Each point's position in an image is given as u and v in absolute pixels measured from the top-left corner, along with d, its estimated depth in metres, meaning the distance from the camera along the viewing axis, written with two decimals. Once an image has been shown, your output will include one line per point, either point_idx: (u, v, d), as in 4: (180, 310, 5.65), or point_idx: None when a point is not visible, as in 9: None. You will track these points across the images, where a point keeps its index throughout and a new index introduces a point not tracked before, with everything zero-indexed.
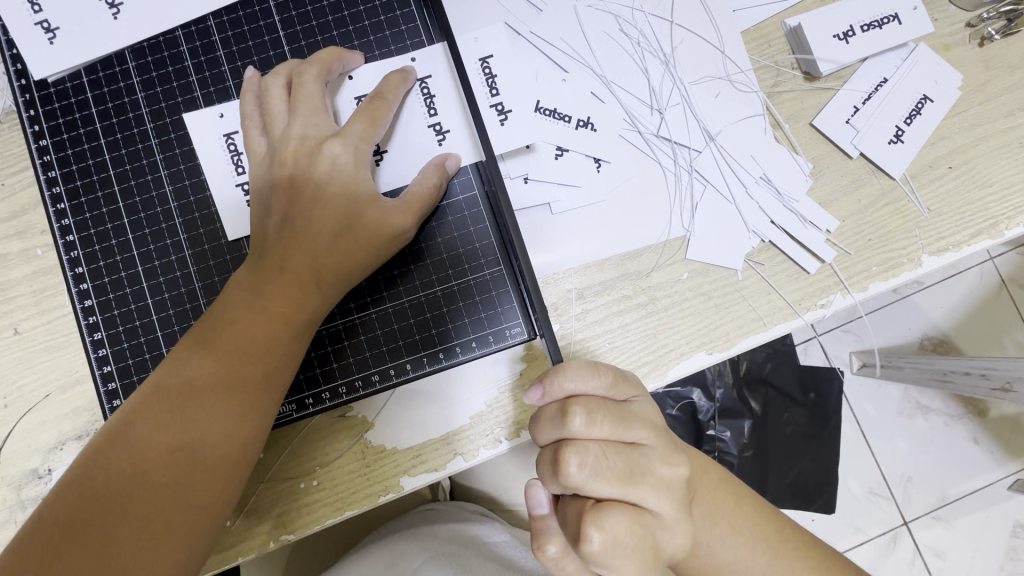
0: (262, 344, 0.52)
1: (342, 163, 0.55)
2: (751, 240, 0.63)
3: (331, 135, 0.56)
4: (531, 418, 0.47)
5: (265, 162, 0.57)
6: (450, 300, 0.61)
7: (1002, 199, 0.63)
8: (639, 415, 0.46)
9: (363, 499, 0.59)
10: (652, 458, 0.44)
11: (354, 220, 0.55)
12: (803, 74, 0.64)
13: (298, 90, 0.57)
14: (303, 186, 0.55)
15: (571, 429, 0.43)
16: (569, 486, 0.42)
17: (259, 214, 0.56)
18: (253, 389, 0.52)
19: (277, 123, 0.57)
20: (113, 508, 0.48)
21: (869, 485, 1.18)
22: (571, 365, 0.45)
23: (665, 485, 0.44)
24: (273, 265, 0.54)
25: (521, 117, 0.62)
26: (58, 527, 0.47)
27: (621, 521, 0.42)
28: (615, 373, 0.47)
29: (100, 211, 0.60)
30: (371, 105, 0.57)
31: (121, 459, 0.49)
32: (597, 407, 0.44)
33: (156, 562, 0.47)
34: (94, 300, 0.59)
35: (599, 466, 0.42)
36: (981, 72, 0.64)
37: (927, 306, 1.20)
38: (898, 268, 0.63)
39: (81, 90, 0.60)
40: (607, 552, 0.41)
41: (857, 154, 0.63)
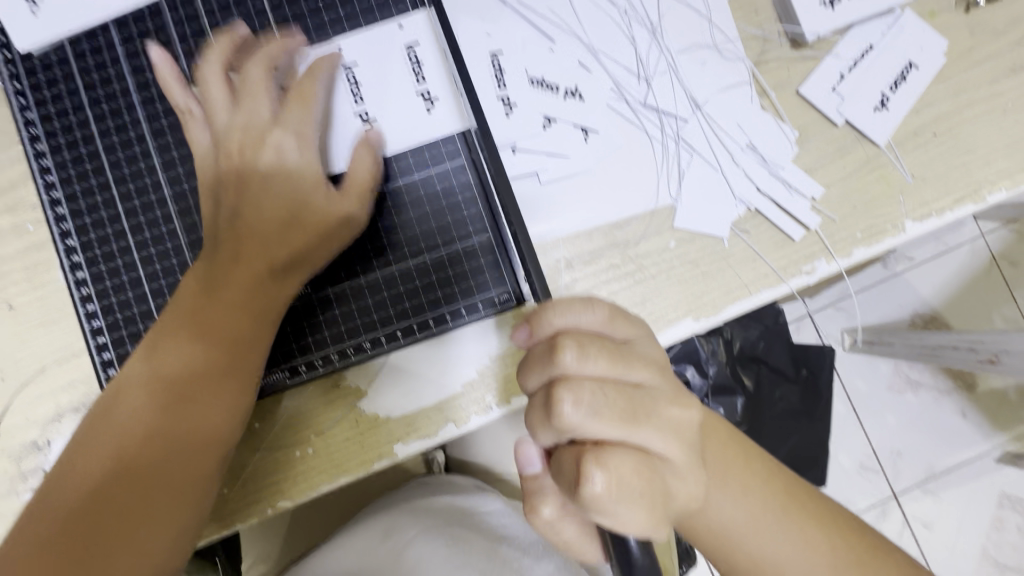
0: (252, 322, 0.54)
1: (287, 151, 0.56)
2: (737, 208, 0.63)
3: (270, 122, 0.57)
4: (518, 364, 0.46)
5: (211, 154, 0.57)
6: (439, 267, 0.61)
7: (986, 164, 0.63)
8: (640, 356, 0.45)
9: (358, 466, 0.60)
10: (657, 399, 0.43)
11: (302, 207, 0.56)
12: (789, 42, 0.65)
13: (243, 79, 0.57)
14: (250, 174, 0.56)
15: (562, 365, 0.41)
16: (565, 428, 0.40)
17: (211, 204, 0.57)
18: (247, 367, 0.53)
19: (218, 112, 0.57)
20: (111, 489, 0.48)
21: (860, 460, 1.21)
22: (560, 302, 0.45)
23: (671, 427, 0.43)
24: (245, 244, 0.55)
25: (516, 92, 0.63)
26: (56, 509, 0.48)
27: (624, 461, 0.40)
28: (613, 309, 0.47)
29: (89, 183, 0.60)
30: (298, 89, 0.57)
31: (118, 439, 0.50)
32: (590, 342, 0.43)
33: (159, 532, 0.49)
34: (86, 272, 0.59)
35: (596, 403, 0.40)
36: (967, 39, 0.65)
37: (917, 281, 1.22)
38: (882, 234, 0.63)
39: (65, 62, 0.60)
40: (611, 496, 0.39)
41: (842, 122, 0.64)
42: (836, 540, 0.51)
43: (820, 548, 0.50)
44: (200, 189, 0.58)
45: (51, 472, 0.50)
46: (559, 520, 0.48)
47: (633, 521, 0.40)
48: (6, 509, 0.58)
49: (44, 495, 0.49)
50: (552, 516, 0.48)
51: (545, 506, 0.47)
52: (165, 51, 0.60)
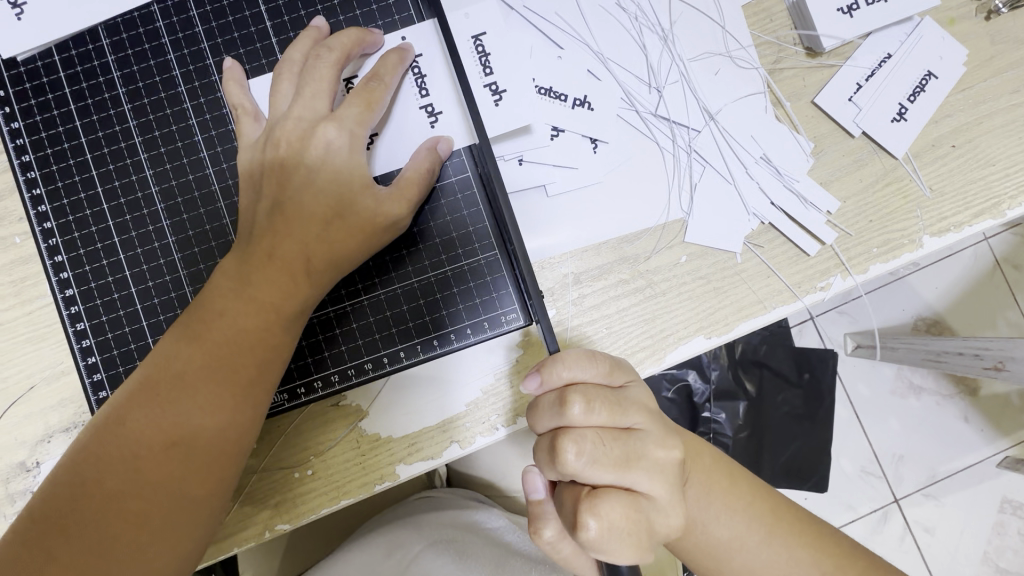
0: (254, 335, 0.51)
1: (336, 147, 0.53)
2: (750, 222, 0.61)
3: (325, 117, 0.54)
4: (527, 408, 0.45)
5: (259, 146, 0.55)
6: (443, 286, 0.59)
7: (1005, 177, 0.62)
8: (635, 400, 0.44)
9: (360, 488, 0.58)
10: (648, 441, 0.42)
11: (347, 208, 0.53)
12: (805, 51, 0.62)
13: (310, 71, 0.54)
14: (296, 172, 0.53)
15: (570, 417, 0.40)
16: (566, 474, 0.39)
17: (249, 202, 0.55)
18: (255, 388, 0.50)
19: (281, 103, 0.55)
20: (102, 512, 0.46)
21: (862, 465, 1.20)
22: (570, 354, 0.43)
23: (658, 469, 0.41)
24: (263, 251, 0.52)
25: (516, 97, 0.59)
26: (51, 523, 0.46)
27: (615, 506, 0.39)
28: (612, 360, 0.45)
29: (78, 196, 0.57)
30: (367, 87, 0.54)
31: (107, 459, 0.47)
32: (597, 394, 0.41)
33: (156, 559, 0.46)
34: (75, 290, 0.57)
35: (596, 452, 0.40)
36: (987, 47, 0.63)
37: (923, 288, 1.20)
38: (898, 250, 0.61)
39: (53, 70, 0.58)
40: (603, 540, 0.39)
41: (859, 133, 0.62)
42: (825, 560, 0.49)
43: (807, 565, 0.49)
44: (240, 185, 0.56)
45: (40, 489, 0.48)
46: (559, 542, 0.47)
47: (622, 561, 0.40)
48: None
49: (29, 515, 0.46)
50: (554, 538, 0.47)
51: (546, 529, 0.46)
52: (238, 63, 0.58)
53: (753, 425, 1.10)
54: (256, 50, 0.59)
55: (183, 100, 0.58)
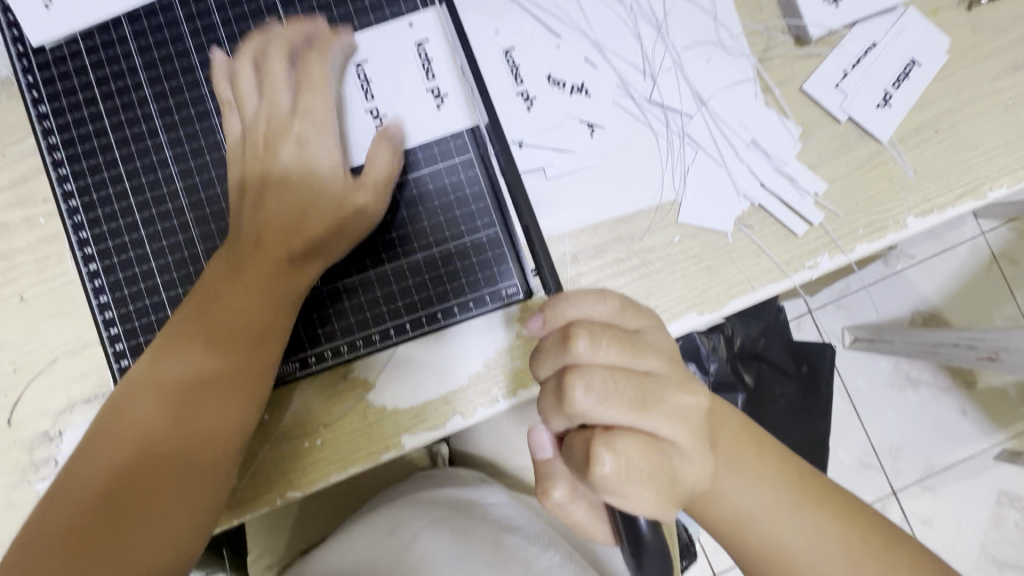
0: (255, 309, 0.54)
1: (309, 140, 0.57)
2: (741, 203, 0.64)
3: (289, 110, 0.57)
4: (532, 354, 0.47)
5: (238, 145, 0.59)
6: (448, 261, 0.62)
7: (987, 161, 0.64)
8: (651, 345, 0.45)
9: (367, 457, 0.61)
10: (666, 386, 0.43)
11: (323, 194, 0.57)
12: (793, 40, 0.65)
13: (266, 68, 0.58)
14: (271, 166, 0.57)
15: (575, 353, 0.42)
16: (576, 413, 0.42)
17: (235, 200, 0.58)
18: (257, 357, 0.54)
19: (246, 102, 0.58)
20: (118, 483, 0.48)
21: (859, 456, 1.22)
22: (575, 293, 0.46)
23: (680, 413, 0.42)
24: (254, 232, 0.55)
25: (546, 102, 0.64)
26: (69, 500, 0.48)
27: (631, 444, 0.41)
28: (624, 302, 0.47)
29: (101, 176, 0.60)
30: (308, 73, 0.57)
31: (121, 432, 0.50)
32: (602, 332, 0.43)
33: (175, 520, 0.49)
34: (99, 265, 0.60)
35: (607, 390, 0.41)
36: (969, 36, 0.65)
37: (919, 280, 1.23)
38: (884, 230, 0.64)
39: (78, 56, 0.61)
40: (618, 478, 0.40)
41: (845, 118, 0.65)
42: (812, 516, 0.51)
43: (791, 523, 0.51)
44: (229, 184, 0.59)
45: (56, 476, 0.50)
46: (571, 502, 0.49)
47: (638, 501, 0.41)
48: (19, 498, 0.58)
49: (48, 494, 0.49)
50: (564, 498, 0.49)
51: (557, 488, 0.48)
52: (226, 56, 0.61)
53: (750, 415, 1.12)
54: None
55: (201, 85, 0.61)
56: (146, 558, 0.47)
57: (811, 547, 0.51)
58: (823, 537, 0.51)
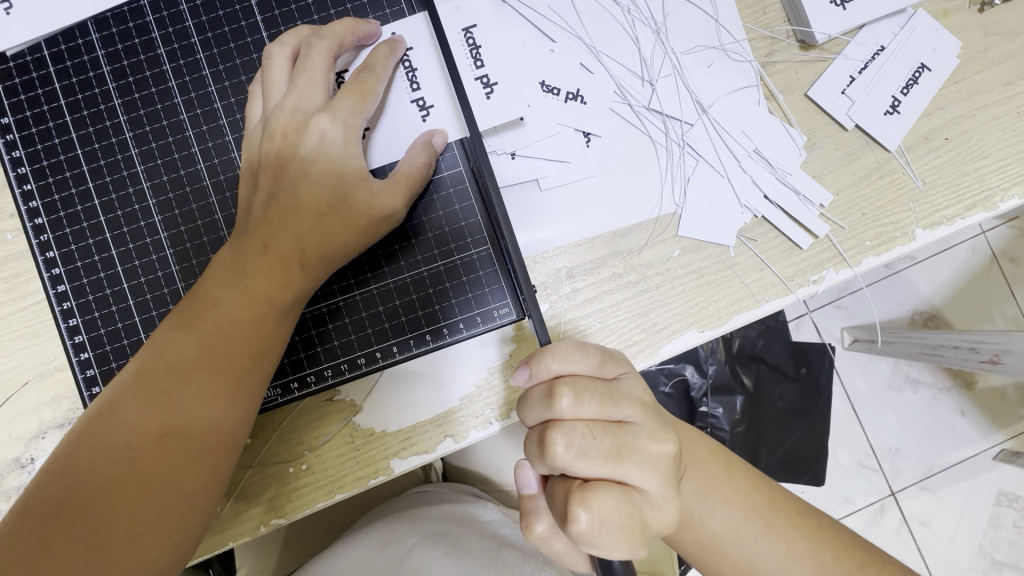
0: (248, 325, 0.51)
1: (330, 139, 0.53)
2: (744, 215, 0.61)
3: (320, 108, 0.53)
4: (516, 403, 0.45)
5: (257, 134, 0.55)
6: (436, 281, 0.59)
7: (998, 169, 0.62)
8: (627, 393, 0.44)
9: (354, 483, 0.58)
10: (640, 434, 0.42)
11: (343, 200, 0.53)
12: (798, 44, 0.62)
13: (304, 62, 0.54)
14: (289, 167, 0.53)
15: (559, 409, 0.41)
16: (557, 466, 0.40)
17: (247, 192, 0.55)
18: (251, 378, 0.51)
19: (274, 93, 0.55)
20: (96, 502, 0.46)
21: (858, 458, 1.20)
22: (557, 346, 0.43)
23: (651, 463, 0.41)
24: (259, 240, 0.52)
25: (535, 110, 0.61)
26: (45, 514, 0.45)
27: (607, 498, 0.39)
28: (603, 352, 0.45)
29: (69, 192, 0.57)
30: (359, 79, 0.54)
31: (105, 452, 0.47)
32: (585, 387, 0.41)
33: (150, 549, 0.46)
34: (68, 286, 0.57)
35: (586, 446, 0.40)
36: (980, 39, 0.62)
37: (919, 282, 1.21)
38: (891, 243, 0.61)
39: (42, 65, 0.57)
40: (593, 534, 0.39)
41: (852, 126, 0.62)
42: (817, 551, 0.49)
43: (787, 554, 0.49)
44: (242, 173, 0.56)
45: (34, 480, 0.48)
46: (551, 537, 0.49)
47: (613, 553, 0.40)
48: None
49: (24, 508, 0.46)
50: (545, 533, 0.49)
51: (539, 524, 0.48)
52: (239, 57, 0.58)
53: (749, 420, 1.10)
54: (246, 45, 0.58)
55: (173, 95, 0.58)
56: None
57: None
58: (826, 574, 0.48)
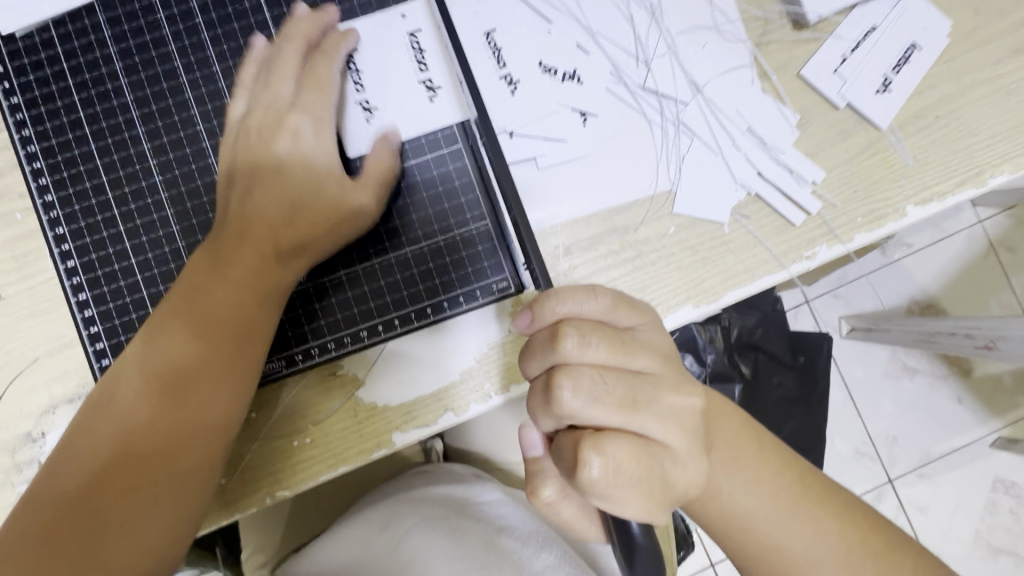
0: (245, 303, 0.52)
1: (303, 135, 0.56)
2: (738, 192, 0.62)
3: (288, 104, 0.56)
4: (520, 348, 0.46)
5: (232, 131, 0.57)
6: (437, 255, 0.61)
7: (988, 147, 0.63)
8: (641, 343, 0.45)
9: (357, 455, 0.60)
10: (659, 386, 0.43)
11: (317, 195, 0.55)
12: (791, 24, 0.63)
13: (275, 62, 0.56)
14: (264, 161, 0.55)
15: (564, 352, 0.41)
16: (564, 414, 0.40)
17: (223, 190, 0.56)
18: (250, 354, 0.52)
19: (247, 93, 0.57)
20: (102, 482, 0.47)
21: (856, 446, 1.22)
22: (564, 289, 0.44)
23: (671, 414, 0.42)
24: (247, 224, 0.54)
25: (533, 89, 0.62)
26: (52, 498, 0.47)
27: (622, 448, 0.40)
28: (616, 297, 0.46)
29: (78, 170, 0.59)
30: (321, 76, 0.56)
31: (107, 431, 0.49)
32: (592, 329, 0.42)
33: (161, 523, 0.48)
34: (77, 261, 0.58)
35: (595, 391, 0.41)
36: (972, 19, 0.63)
37: (916, 269, 1.22)
38: (882, 219, 0.63)
39: (50, 45, 0.59)
40: (607, 482, 0.39)
41: (844, 105, 0.63)
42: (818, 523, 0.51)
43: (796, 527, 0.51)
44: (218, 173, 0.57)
45: (41, 469, 0.49)
46: (559, 502, 0.50)
47: (627, 504, 0.41)
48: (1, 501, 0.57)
49: (33, 495, 0.48)
50: (553, 498, 0.49)
51: (546, 487, 0.48)
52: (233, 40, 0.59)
53: (748, 407, 1.11)
54: (249, 25, 0.60)
55: (179, 75, 0.59)
56: (131, 557, 0.47)
57: (790, 542, 0.50)
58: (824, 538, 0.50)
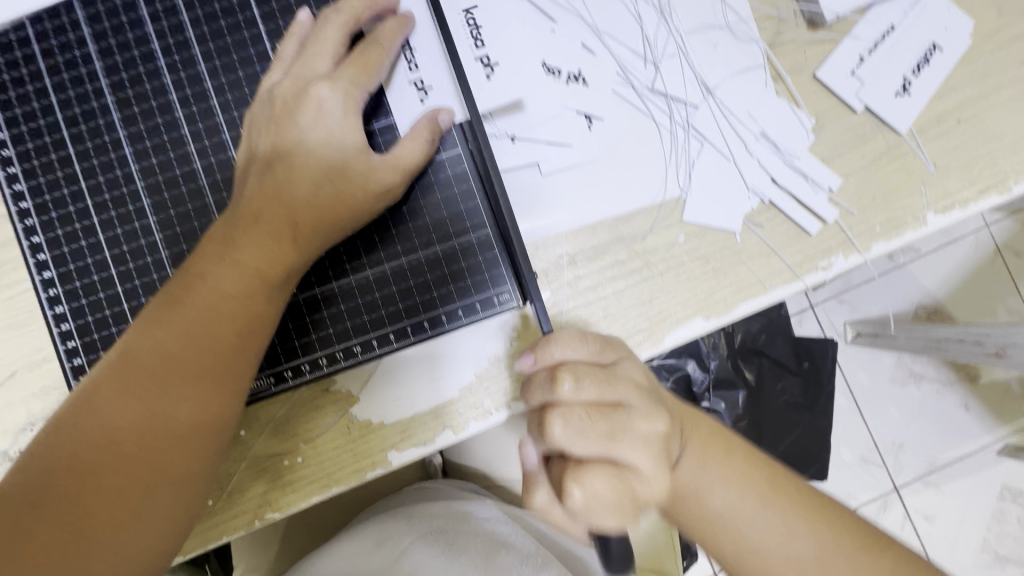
0: (237, 300, 0.49)
1: (329, 108, 0.52)
2: (751, 200, 0.60)
3: (322, 77, 0.52)
4: (521, 387, 0.44)
5: (260, 104, 0.53)
6: (434, 266, 0.58)
7: (1011, 152, 0.60)
8: (628, 377, 0.43)
9: (350, 475, 0.57)
10: (640, 418, 0.41)
11: (340, 175, 0.51)
12: (806, 24, 0.61)
13: (316, 35, 0.53)
14: (288, 137, 0.51)
15: (559, 394, 0.40)
16: (553, 446, 0.39)
17: (243, 166, 0.53)
18: (241, 356, 0.49)
19: (283, 65, 0.54)
20: (80, 486, 0.44)
21: (862, 453, 1.19)
22: (561, 334, 0.44)
23: (650, 444, 0.40)
24: (250, 215, 0.50)
25: (535, 91, 0.59)
26: (26, 501, 0.44)
27: (602, 479, 0.38)
28: (604, 339, 0.45)
29: (55, 175, 0.56)
30: (363, 50, 0.53)
31: (91, 436, 0.45)
32: (586, 371, 0.41)
33: (139, 535, 0.45)
34: (54, 272, 0.55)
35: (583, 427, 0.39)
36: (994, 18, 0.61)
37: (923, 274, 1.19)
38: (902, 228, 0.60)
39: (26, 43, 0.56)
40: (588, 514, 0.38)
41: (862, 108, 0.60)
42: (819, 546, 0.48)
43: (793, 548, 0.48)
44: (240, 151, 0.54)
45: (16, 467, 0.46)
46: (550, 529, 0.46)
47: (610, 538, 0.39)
48: None
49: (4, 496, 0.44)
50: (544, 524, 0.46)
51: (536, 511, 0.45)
52: (218, 39, 0.56)
53: (753, 414, 1.08)
54: (238, 24, 0.57)
55: (163, 75, 0.56)
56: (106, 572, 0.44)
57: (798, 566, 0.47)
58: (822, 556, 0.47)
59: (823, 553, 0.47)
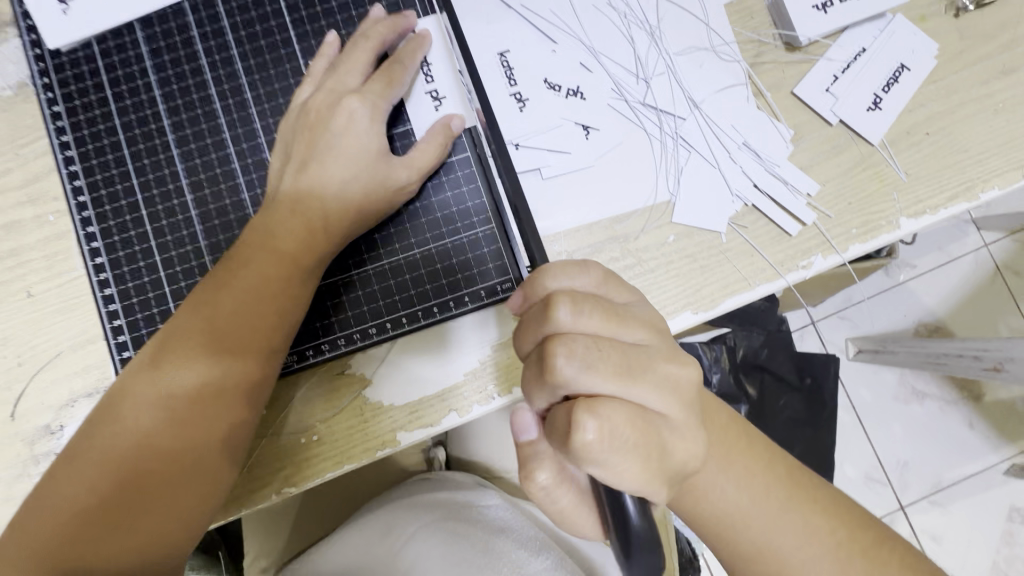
0: (277, 283, 0.54)
1: (359, 117, 0.58)
2: (734, 204, 0.65)
3: (352, 90, 0.59)
4: (516, 330, 0.46)
5: (296, 113, 0.60)
6: (445, 257, 0.63)
7: (979, 163, 0.65)
8: (638, 316, 0.45)
9: (363, 453, 0.61)
10: (654, 355, 0.43)
11: (365, 173, 0.58)
12: (784, 46, 0.67)
13: (346, 54, 0.60)
14: (320, 140, 0.58)
15: (557, 320, 0.41)
16: (559, 381, 0.40)
17: (279, 166, 0.59)
18: (279, 333, 0.54)
19: (316, 79, 0.61)
20: (138, 453, 0.49)
21: (866, 471, 1.20)
22: (556, 265, 0.46)
23: (667, 383, 0.42)
24: (286, 206, 0.57)
25: (539, 102, 0.65)
26: (90, 468, 0.48)
27: (619, 413, 0.40)
28: (605, 270, 0.48)
29: (111, 172, 0.62)
30: (390, 67, 0.60)
31: (121, 428, 0.50)
32: (584, 298, 0.43)
33: (193, 494, 0.50)
34: (105, 258, 0.61)
35: (589, 357, 0.40)
36: (958, 42, 0.67)
37: (920, 290, 1.23)
38: (877, 231, 0.65)
39: (92, 59, 0.63)
40: (602, 444, 0.39)
41: (836, 121, 0.66)
42: (808, 528, 0.51)
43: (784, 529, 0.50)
44: (274, 152, 0.61)
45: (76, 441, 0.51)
46: (554, 488, 0.51)
47: (625, 472, 0.40)
48: (18, 493, 0.59)
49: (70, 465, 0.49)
50: (547, 483, 0.51)
51: (540, 470, 0.50)
52: (258, 56, 0.64)
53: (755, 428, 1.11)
54: (275, 43, 0.64)
55: (208, 87, 0.63)
56: (166, 527, 0.49)
57: (794, 547, 0.50)
58: (814, 536, 0.50)
59: (816, 535, 0.50)
